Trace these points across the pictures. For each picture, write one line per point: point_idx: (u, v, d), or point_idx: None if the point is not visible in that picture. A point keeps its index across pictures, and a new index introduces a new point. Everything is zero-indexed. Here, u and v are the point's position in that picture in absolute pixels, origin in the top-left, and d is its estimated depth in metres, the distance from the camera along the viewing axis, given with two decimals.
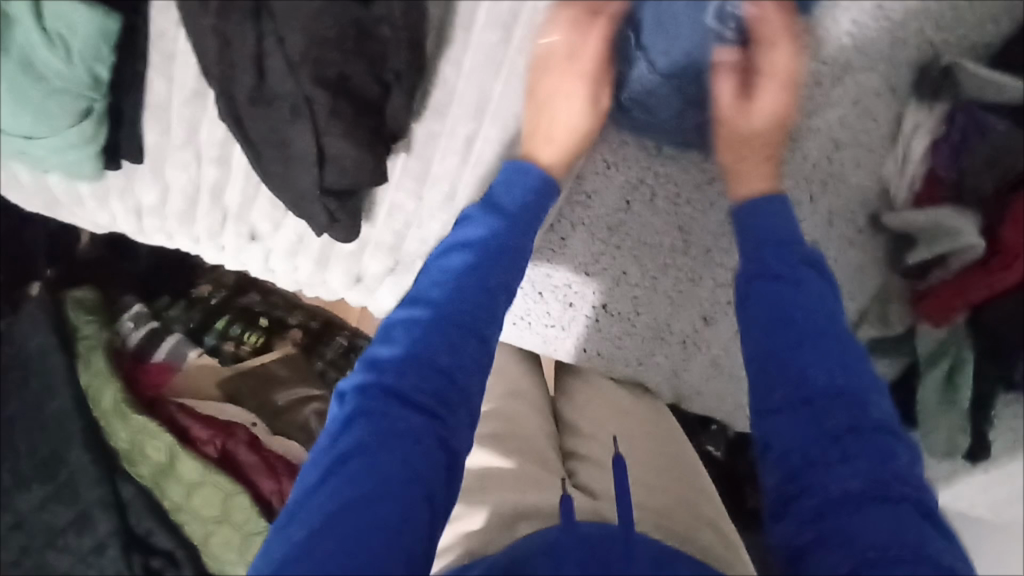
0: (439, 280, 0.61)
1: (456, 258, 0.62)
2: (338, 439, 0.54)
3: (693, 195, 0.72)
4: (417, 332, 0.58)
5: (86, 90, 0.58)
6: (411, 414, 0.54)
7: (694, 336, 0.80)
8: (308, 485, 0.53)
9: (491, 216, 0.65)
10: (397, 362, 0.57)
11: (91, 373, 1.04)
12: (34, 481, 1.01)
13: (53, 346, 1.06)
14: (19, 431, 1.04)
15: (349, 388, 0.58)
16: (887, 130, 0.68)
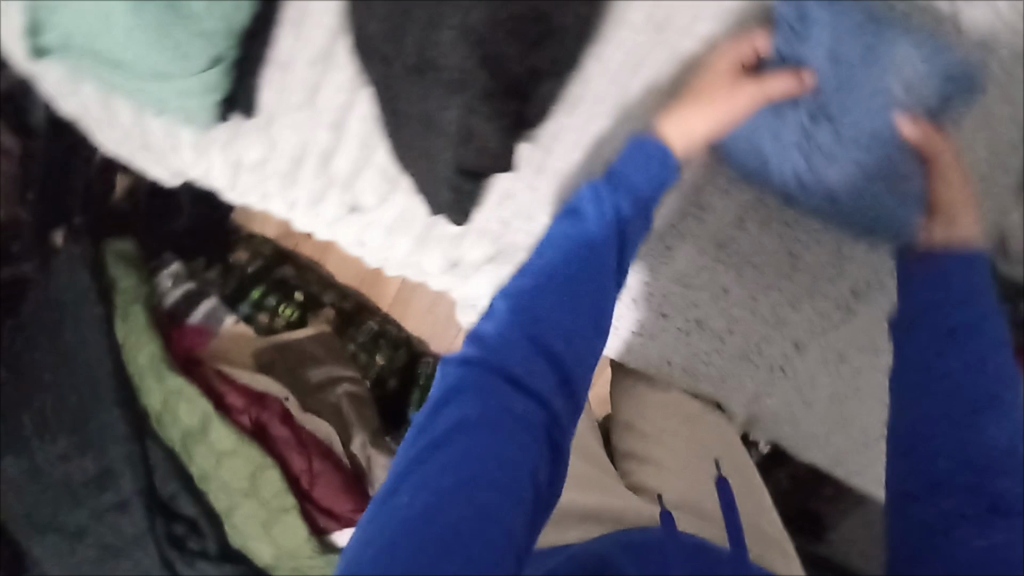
0: (549, 270, 0.59)
1: (565, 248, 0.60)
2: (425, 434, 0.52)
3: (807, 224, 0.75)
4: (519, 323, 0.57)
5: (225, 39, 0.60)
6: (509, 407, 0.52)
7: (782, 363, 0.84)
8: (397, 481, 0.50)
9: (617, 193, 0.62)
10: (492, 351, 0.56)
11: (129, 328, 1.01)
12: (56, 433, 0.98)
13: (91, 296, 1.02)
14: (43, 379, 1.00)
15: (441, 383, 0.56)
16: None
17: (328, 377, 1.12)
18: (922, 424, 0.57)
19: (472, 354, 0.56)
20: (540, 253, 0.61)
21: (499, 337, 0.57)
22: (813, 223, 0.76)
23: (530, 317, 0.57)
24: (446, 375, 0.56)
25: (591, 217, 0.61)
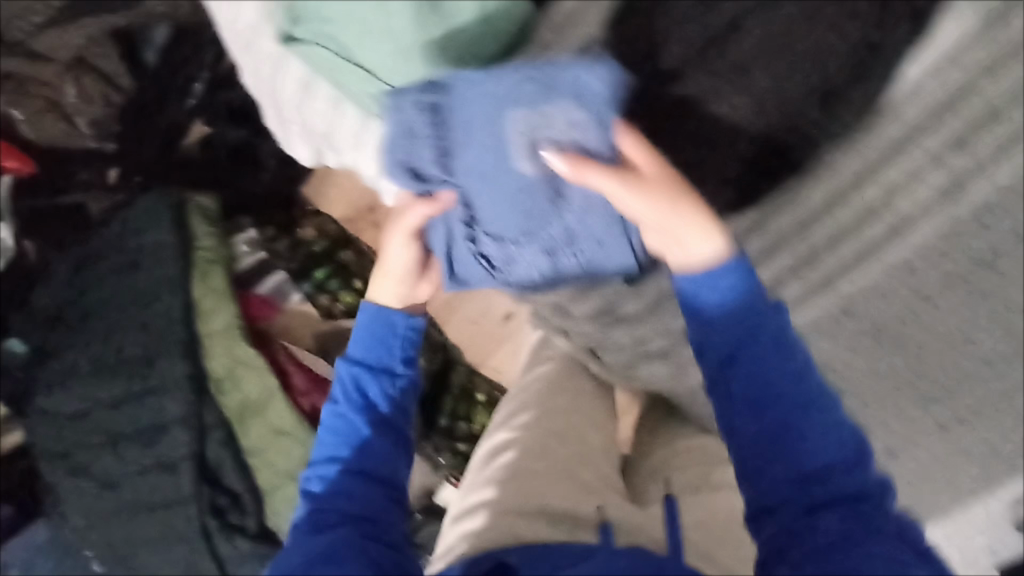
0: (369, 383, 0.71)
1: (366, 374, 0.71)
2: (313, 538, 0.63)
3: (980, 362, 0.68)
4: (357, 440, 0.68)
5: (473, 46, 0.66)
6: (343, 499, 0.65)
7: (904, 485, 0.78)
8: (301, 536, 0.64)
9: (384, 360, 0.72)
10: (352, 444, 0.68)
11: (206, 289, 0.99)
12: (116, 377, 0.96)
13: (171, 246, 0.99)
14: (113, 321, 0.98)
15: (333, 477, 0.67)
16: None
17: None
18: (754, 455, 0.57)
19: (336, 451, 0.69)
20: (372, 392, 0.71)
21: (354, 447, 0.68)
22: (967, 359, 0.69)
23: (345, 420, 0.69)
24: (326, 467, 0.68)
25: (361, 384, 0.70)
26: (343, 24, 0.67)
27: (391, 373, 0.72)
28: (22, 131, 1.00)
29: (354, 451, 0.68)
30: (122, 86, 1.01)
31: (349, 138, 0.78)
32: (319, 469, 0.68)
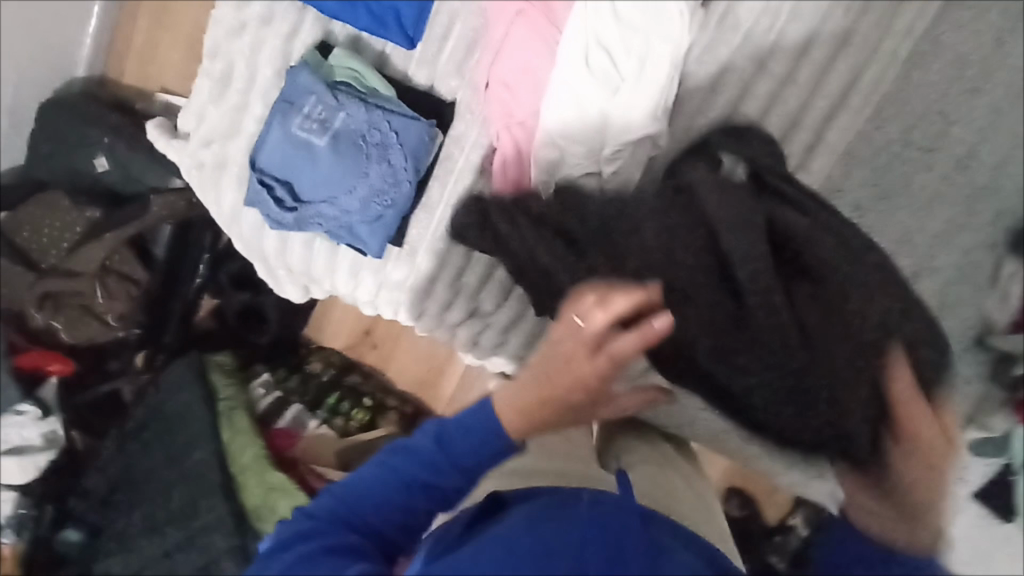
0: (419, 436, 0.57)
1: (425, 436, 0.56)
2: (302, 552, 0.54)
3: None
4: (373, 492, 0.56)
5: (424, 145, 0.69)
6: (346, 542, 0.54)
7: None
8: (279, 537, 0.57)
9: (478, 454, 0.56)
10: (354, 496, 0.57)
11: (234, 430, 1.13)
12: (169, 527, 1.07)
13: (200, 402, 1.14)
14: (156, 480, 1.11)
15: (345, 499, 0.57)
16: (988, 275, 0.75)
17: None
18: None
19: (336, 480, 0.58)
20: (413, 471, 0.56)
21: (369, 505, 0.56)
22: None
23: (371, 489, 0.56)
24: (328, 490, 0.58)
25: (423, 459, 0.56)
26: (297, 174, 0.68)
27: (427, 488, 0.56)
28: (61, 337, 1.16)
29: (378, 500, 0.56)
30: (140, 279, 1.19)
31: (325, 270, 0.83)
32: (329, 499, 0.57)
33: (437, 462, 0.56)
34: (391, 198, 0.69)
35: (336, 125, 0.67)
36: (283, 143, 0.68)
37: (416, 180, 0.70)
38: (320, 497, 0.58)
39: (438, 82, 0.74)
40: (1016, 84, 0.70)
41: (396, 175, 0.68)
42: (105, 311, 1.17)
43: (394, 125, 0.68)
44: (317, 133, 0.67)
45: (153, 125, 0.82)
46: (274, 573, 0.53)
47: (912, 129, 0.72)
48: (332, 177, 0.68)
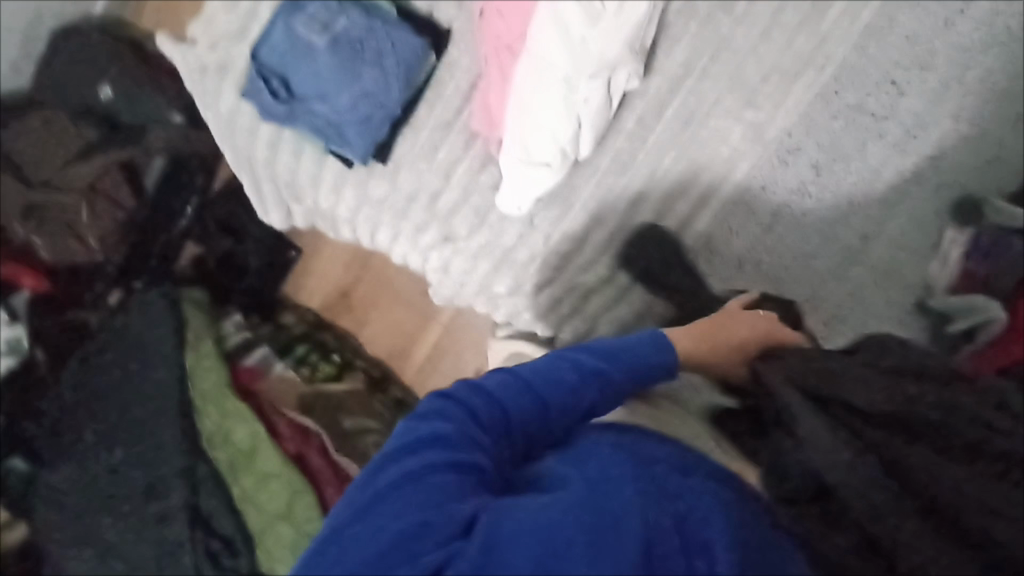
0: (572, 354, 0.59)
1: (570, 355, 0.59)
2: (425, 461, 0.47)
3: (850, 302, 0.82)
4: (516, 394, 0.54)
5: (417, 59, 0.74)
6: (471, 461, 0.48)
7: None
8: (388, 449, 0.50)
9: (611, 378, 0.59)
10: (488, 394, 0.54)
11: (198, 357, 1.14)
12: (118, 445, 1.06)
13: (168, 327, 1.13)
14: (113, 398, 1.11)
15: (473, 403, 0.53)
16: (929, 242, 0.80)
17: (364, 422, 1.19)
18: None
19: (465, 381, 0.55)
20: (567, 380, 0.57)
21: (501, 402, 0.54)
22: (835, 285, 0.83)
23: (505, 390, 0.54)
24: (449, 389, 0.54)
25: (570, 376, 0.57)
26: (294, 70, 0.73)
27: (566, 403, 0.56)
28: (40, 254, 1.18)
29: (512, 397, 0.54)
30: (126, 205, 1.21)
31: (309, 181, 0.86)
32: (462, 399, 0.52)
33: (581, 373, 0.57)
34: (380, 103, 0.73)
35: (336, 28, 0.72)
36: (285, 39, 0.73)
37: (406, 91, 0.74)
38: (438, 402, 0.53)
39: (437, 11, 0.80)
40: (960, 63, 0.76)
41: (387, 81, 0.72)
42: (86, 232, 1.18)
43: (392, 36, 0.72)
44: (318, 33, 0.72)
45: (161, 33, 0.87)
46: (377, 488, 0.46)
47: (866, 96, 0.78)
48: (326, 75, 0.72)
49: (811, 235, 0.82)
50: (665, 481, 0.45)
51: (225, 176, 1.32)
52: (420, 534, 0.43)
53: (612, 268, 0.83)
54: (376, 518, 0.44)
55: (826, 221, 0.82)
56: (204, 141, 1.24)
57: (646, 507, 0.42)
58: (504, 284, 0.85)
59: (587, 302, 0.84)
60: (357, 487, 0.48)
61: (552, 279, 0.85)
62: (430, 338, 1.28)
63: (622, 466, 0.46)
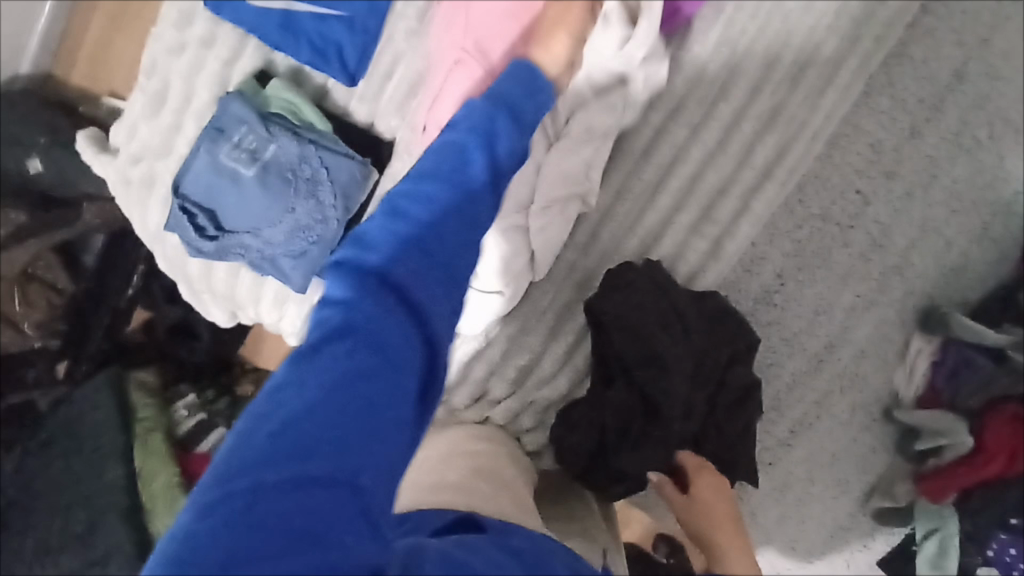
0: (454, 178, 0.53)
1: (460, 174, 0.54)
2: (360, 365, 0.43)
3: (815, 409, 0.81)
4: (408, 263, 0.49)
5: (356, 187, 0.68)
6: (371, 317, 0.45)
7: (841, 534, 0.85)
8: (313, 327, 0.46)
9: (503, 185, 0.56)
10: (386, 279, 0.48)
11: (146, 454, 1.06)
12: (64, 553, 1.01)
13: (116, 420, 1.09)
14: (56, 500, 1.05)
15: (378, 300, 0.46)
16: (896, 350, 0.78)
17: None
18: None
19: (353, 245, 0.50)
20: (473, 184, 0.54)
21: (413, 256, 0.49)
22: (805, 395, 0.80)
23: (401, 272, 0.48)
24: (349, 274, 0.48)
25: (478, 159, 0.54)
26: (221, 202, 0.67)
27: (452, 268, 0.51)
28: None
29: (412, 273, 0.48)
30: (64, 288, 1.15)
31: (249, 297, 0.81)
32: (379, 308, 0.46)
33: (471, 182, 0.53)
34: (318, 236, 0.68)
35: (265, 157, 0.66)
36: (209, 169, 0.67)
37: (345, 221, 0.69)
38: (343, 309, 0.46)
39: (378, 122, 0.73)
40: (926, 174, 0.74)
41: (323, 213, 0.67)
42: (23, 319, 1.12)
43: (328, 164, 0.67)
44: (245, 163, 0.66)
45: (80, 135, 0.80)
46: (306, 402, 0.40)
47: (832, 205, 0.75)
48: (256, 208, 0.67)
49: (779, 345, 0.79)
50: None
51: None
52: (378, 477, 0.40)
53: (574, 381, 0.80)
54: (320, 430, 0.39)
55: (792, 331, 0.79)
56: None
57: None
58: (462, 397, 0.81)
59: (546, 417, 0.81)
60: (278, 405, 0.41)
61: (510, 393, 0.81)
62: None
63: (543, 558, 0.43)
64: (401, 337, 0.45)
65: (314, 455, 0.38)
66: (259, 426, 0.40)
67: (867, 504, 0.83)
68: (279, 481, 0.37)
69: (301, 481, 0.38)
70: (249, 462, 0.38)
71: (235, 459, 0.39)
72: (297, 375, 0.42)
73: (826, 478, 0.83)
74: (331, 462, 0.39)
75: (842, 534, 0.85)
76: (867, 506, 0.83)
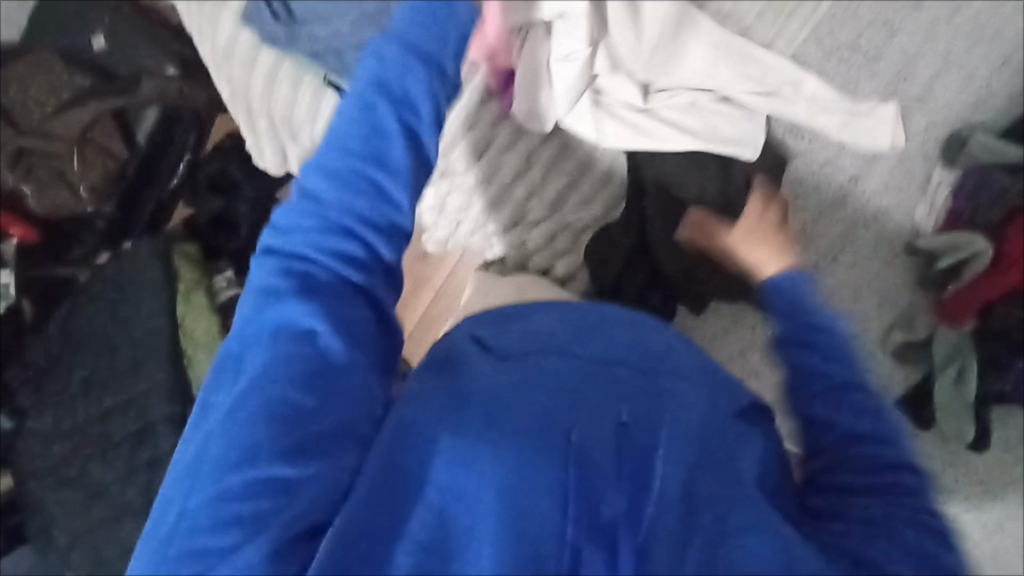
0: (338, 158, 0.54)
1: (343, 155, 0.54)
2: (267, 388, 0.48)
3: (842, 243, 0.83)
4: (323, 234, 0.53)
5: None
6: (283, 318, 0.51)
7: (865, 374, 0.86)
8: (230, 350, 0.53)
9: (391, 155, 0.54)
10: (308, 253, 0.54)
11: (189, 306, 1.13)
12: (106, 393, 1.08)
13: (159, 279, 1.11)
14: (98, 347, 1.11)
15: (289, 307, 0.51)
16: (920, 182, 0.82)
17: None
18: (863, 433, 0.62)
19: (275, 228, 0.55)
20: (349, 169, 0.54)
21: (322, 216, 0.54)
22: (832, 228, 0.83)
23: (322, 263, 0.53)
24: (259, 286, 0.53)
25: (357, 150, 0.53)
26: None
27: (367, 225, 0.54)
28: (28, 204, 1.17)
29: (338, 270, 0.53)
30: (119, 155, 1.19)
31: (307, 117, 0.86)
32: (281, 307, 0.51)
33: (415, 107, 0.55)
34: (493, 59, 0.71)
35: None
36: None
37: None
38: (258, 320, 0.52)
39: None
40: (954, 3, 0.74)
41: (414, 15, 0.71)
42: (78, 180, 1.17)
43: None
44: None
45: None
46: (220, 422, 0.48)
47: (859, 36, 0.75)
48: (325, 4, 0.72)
49: (807, 172, 0.82)
50: (589, 396, 0.50)
51: (216, 134, 1.28)
52: (296, 443, 0.47)
53: (609, 206, 0.85)
54: (235, 430, 0.47)
55: (823, 158, 0.80)
56: (197, 97, 1.20)
57: (548, 418, 0.47)
58: (501, 219, 0.85)
59: (580, 240, 0.86)
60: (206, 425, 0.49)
61: (547, 215, 0.85)
62: (419, 305, 1.20)
63: (537, 379, 0.51)
64: (317, 339, 0.50)
65: (250, 455, 0.46)
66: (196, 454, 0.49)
67: (888, 342, 0.84)
68: (219, 486, 0.46)
69: (246, 480, 0.46)
70: (192, 464, 0.48)
71: (180, 481, 0.48)
72: (220, 395, 0.50)
73: (849, 311, 0.85)
74: (269, 460, 0.46)
75: (862, 374, 0.87)
76: (887, 343, 0.84)
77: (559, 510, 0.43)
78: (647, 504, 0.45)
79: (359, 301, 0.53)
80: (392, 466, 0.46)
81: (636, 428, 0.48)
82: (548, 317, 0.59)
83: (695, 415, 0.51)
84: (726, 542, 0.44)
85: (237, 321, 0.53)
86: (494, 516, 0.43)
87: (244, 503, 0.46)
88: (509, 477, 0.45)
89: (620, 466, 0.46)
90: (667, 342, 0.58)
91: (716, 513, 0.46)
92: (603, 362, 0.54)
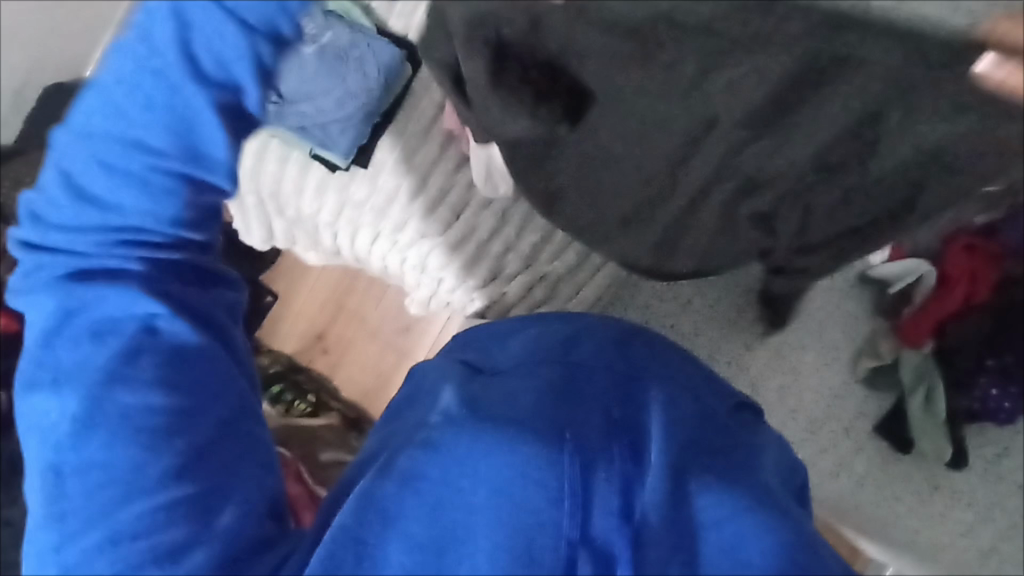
0: (123, 162, 0.43)
1: (110, 160, 0.43)
2: (117, 398, 0.43)
3: None
4: (120, 221, 0.45)
5: (394, 74, 0.87)
6: (119, 320, 0.45)
7: (838, 396, 0.92)
8: (49, 366, 0.44)
9: (198, 153, 0.44)
10: (109, 249, 0.45)
11: None
12: None
13: None
14: None
15: (118, 308, 0.45)
16: None
17: (341, 456, 1.09)
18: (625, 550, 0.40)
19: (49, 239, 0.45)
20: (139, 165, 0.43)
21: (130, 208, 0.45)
22: None
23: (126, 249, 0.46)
24: (63, 289, 0.45)
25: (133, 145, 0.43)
26: None
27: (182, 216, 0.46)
28: None
29: (144, 273, 0.46)
30: None
31: (293, 190, 0.92)
32: (94, 295, 0.45)
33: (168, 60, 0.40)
34: None
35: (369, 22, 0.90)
36: None
37: (394, 95, 0.88)
38: (65, 330, 0.45)
39: (412, 32, 0.90)
40: None
41: None
42: None
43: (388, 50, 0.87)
44: None
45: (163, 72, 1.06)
46: (70, 444, 0.43)
47: None
48: None
49: None
50: (577, 393, 0.54)
51: None
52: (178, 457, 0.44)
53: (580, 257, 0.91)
54: (94, 466, 0.42)
55: None
56: None
57: (544, 419, 0.51)
58: (478, 276, 0.90)
59: (557, 289, 0.92)
60: (56, 452, 0.43)
61: (524, 269, 0.90)
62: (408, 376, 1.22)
63: (530, 379, 0.55)
64: (161, 336, 0.46)
65: (122, 475, 0.42)
66: (55, 481, 0.43)
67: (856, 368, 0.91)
68: (106, 512, 0.42)
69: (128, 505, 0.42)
70: (60, 529, 0.42)
71: (41, 529, 0.43)
72: (56, 418, 0.43)
73: (816, 344, 0.92)
74: (159, 470, 0.43)
75: (836, 402, 0.92)
76: (856, 371, 0.91)
77: (552, 504, 0.47)
78: (637, 502, 0.48)
79: (194, 280, 0.50)
80: (387, 470, 0.49)
81: (625, 424, 0.53)
82: (531, 333, 0.63)
83: (684, 408, 0.56)
84: (708, 525, 0.47)
85: (30, 349, 0.45)
86: (492, 520, 0.46)
87: (146, 518, 0.42)
88: (504, 476, 0.47)
89: (611, 447, 0.51)
90: (651, 347, 0.64)
91: (696, 486, 0.49)
92: (589, 361, 0.58)
